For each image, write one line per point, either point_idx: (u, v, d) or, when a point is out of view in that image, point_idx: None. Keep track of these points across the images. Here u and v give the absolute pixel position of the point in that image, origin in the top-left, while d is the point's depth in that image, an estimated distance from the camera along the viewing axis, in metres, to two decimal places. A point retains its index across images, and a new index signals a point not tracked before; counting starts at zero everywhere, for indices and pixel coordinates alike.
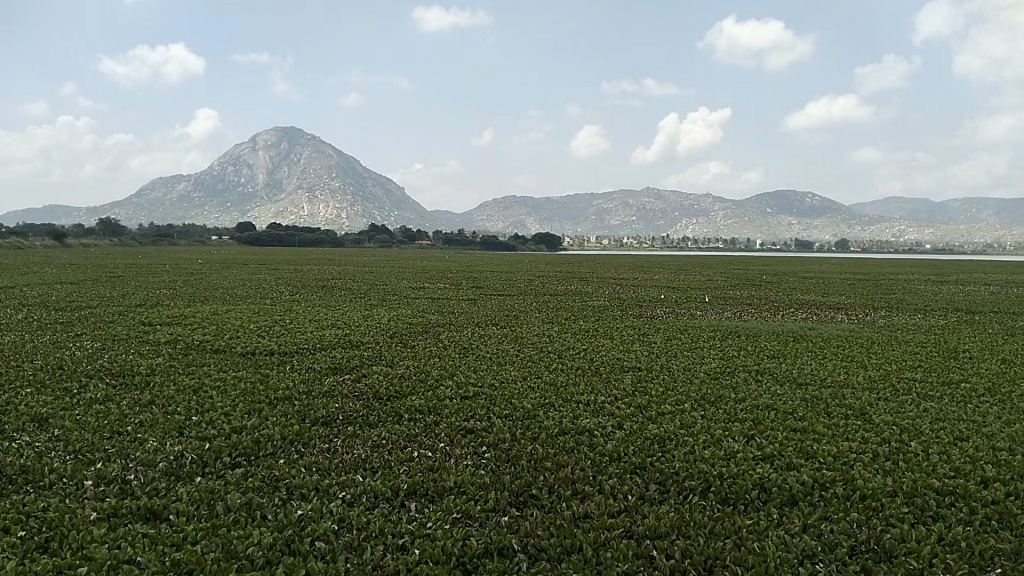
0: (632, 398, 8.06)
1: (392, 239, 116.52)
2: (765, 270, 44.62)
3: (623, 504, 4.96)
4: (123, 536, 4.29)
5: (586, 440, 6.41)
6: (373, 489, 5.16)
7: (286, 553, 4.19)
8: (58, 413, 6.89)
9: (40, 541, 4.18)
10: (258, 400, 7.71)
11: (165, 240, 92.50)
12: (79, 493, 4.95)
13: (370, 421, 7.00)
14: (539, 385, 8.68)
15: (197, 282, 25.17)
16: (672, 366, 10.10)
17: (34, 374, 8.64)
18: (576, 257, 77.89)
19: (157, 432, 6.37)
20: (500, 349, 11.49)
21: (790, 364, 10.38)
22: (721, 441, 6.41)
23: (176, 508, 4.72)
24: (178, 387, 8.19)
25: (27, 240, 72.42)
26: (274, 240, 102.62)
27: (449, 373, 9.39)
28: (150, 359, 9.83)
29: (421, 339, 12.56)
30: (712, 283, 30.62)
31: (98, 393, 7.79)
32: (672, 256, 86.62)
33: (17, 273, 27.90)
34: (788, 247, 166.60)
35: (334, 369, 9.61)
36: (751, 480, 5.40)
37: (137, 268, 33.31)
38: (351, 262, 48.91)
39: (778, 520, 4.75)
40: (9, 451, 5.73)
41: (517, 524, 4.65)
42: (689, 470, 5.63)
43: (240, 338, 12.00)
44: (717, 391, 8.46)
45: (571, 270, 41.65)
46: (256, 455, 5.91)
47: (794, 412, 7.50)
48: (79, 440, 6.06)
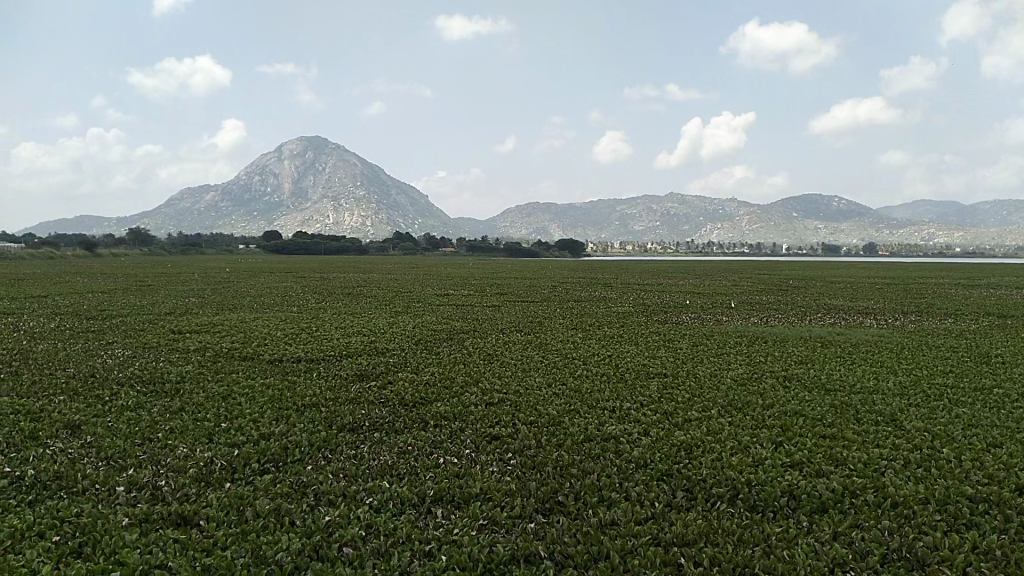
0: (658, 405, 8.00)
1: (416, 247, 116.93)
2: (791, 275, 44.21)
3: (650, 511, 4.93)
4: (155, 541, 4.34)
5: (612, 447, 6.38)
6: (399, 495, 5.18)
7: (315, 558, 4.21)
8: (90, 420, 6.99)
9: (74, 546, 4.24)
10: (286, 406, 7.78)
11: (192, 249, 93.56)
12: (112, 499, 5.02)
13: (396, 427, 7.04)
14: (564, 392, 8.65)
15: (224, 291, 25.50)
16: (698, 372, 10.03)
17: (67, 381, 8.78)
18: (601, 262, 77.71)
19: (187, 439, 6.44)
20: (524, 355, 11.49)
21: (819, 370, 10.25)
22: (749, 448, 6.36)
23: (206, 514, 4.77)
24: (206, 395, 8.28)
25: (59, 249, 74.04)
26: (300, 247, 103.84)
27: (474, 379, 9.40)
28: (179, 366, 9.96)
29: (446, 345, 12.62)
30: (739, 288, 30.32)
31: (130, 399, 7.91)
32: (694, 262, 86.27)
33: (51, 282, 28.53)
34: (814, 252, 164.70)
35: (360, 376, 9.65)
36: (781, 488, 5.33)
37: (165, 277, 33.72)
38: (376, 270, 49.18)
39: (809, 527, 4.70)
40: (42, 458, 5.82)
41: (543, 531, 4.64)
42: (716, 477, 5.58)
43: (267, 345, 12.13)
44: (744, 397, 8.39)
45: (595, 276, 41.47)
46: (284, 461, 5.96)
47: (822, 418, 7.42)
48: (111, 447, 6.15)
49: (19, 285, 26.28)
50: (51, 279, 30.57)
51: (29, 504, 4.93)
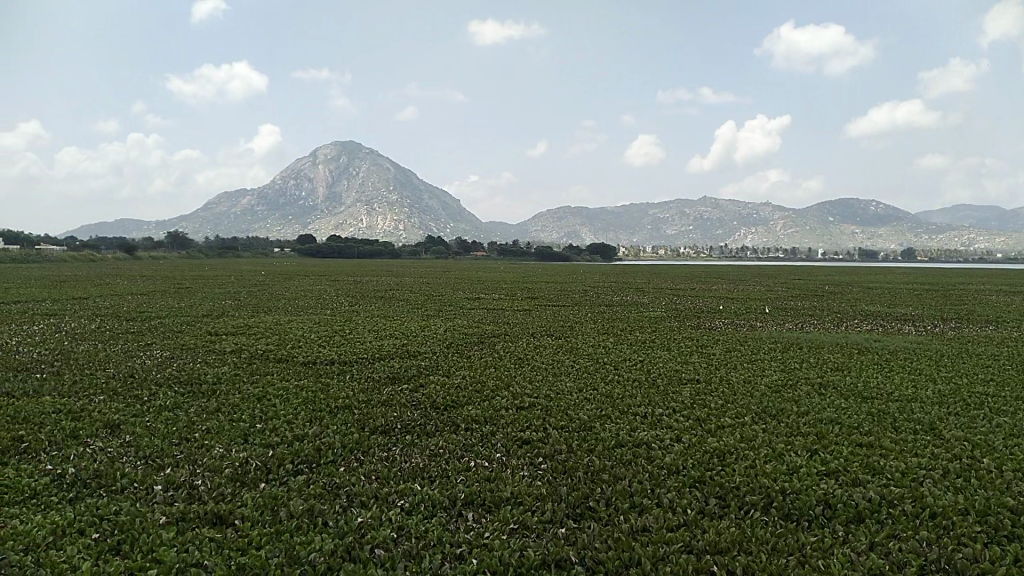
0: (691, 411, 7.93)
1: (448, 251, 117.66)
2: (827, 279, 43.53)
3: (683, 518, 4.89)
4: (191, 540, 4.41)
5: (644, 453, 6.34)
6: (431, 498, 5.20)
7: (347, 559, 4.24)
8: (129, 420, 7.12)
9: (113, 543, 4.33)
10: (320, 408, 7.86)
11: (229, 252, 95.18)
12: (149, 498, 5.11)
13: (427, 430, 7.07)
14: (595, 397, 8.61)
15: (260, 293, 25.87)
16: (732, 379, 9.91)
17: (108, 381, 8.98)
18: (633, 267, 77.22)
19: (223, 439, 6.54)
20: (555, 360, 11.46)
21: (855, 377, 10.07)
22: (784, 455, 6.28)
23: (241, 514, 4.83)
24: (242, 396, 8.39)
25: (101, 252, 75.96)
26: (334, 251, 105.14)
27: (505, 383, 9.40)
28: (216, 368, 10.13)
29: (477, 349, 12.62)
30: (774, 293, 29.94)
31: (167, 400, 8.05)
32: (728, 267, 85.46)
33: (93, 283, 29.24)
34: (850, 257, 162.22)
35: (392, 378, 9.72)
36: (816, 496, 5.25)
37: (202, 279, 34.32)
38: (407, 273, 49.52)
39: (844, 537, 4.62)
40: (83, 456, 5.94)
41: (574, 536, 4.62)
42: (750, 484, 5.51)
43: (302, 347, 12.28)
44: (779, 404, 8.28)
45: (626, 280, 41.28)
46: (318, 462, 6.03)
47: (859, 426, 7.29)
48: (149, 446, 6.27)
49: (63, 286, 26.92)
50: (93, 280, 31.32)
51: (70, 501, 5.04)
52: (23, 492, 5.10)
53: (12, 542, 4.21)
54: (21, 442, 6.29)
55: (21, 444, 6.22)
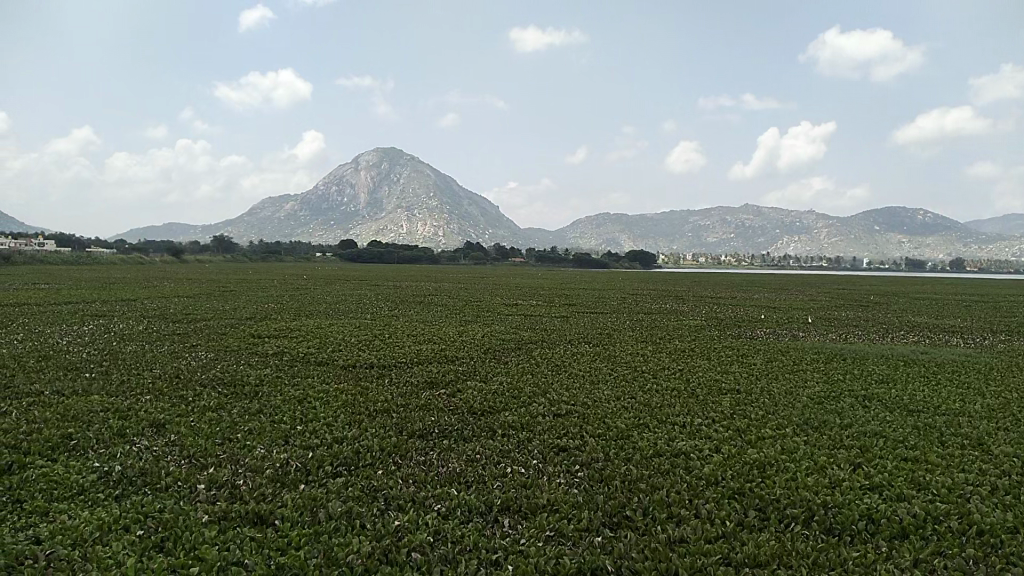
0: (730, 422, 7.82)
1: (486, 257, 118.18)
2: (874, 289, 42.57)
3: (721, 529, 4.83)
4: (232, 539, 4.48)
5: (682, 463, 6.27)
6: (467, 503, 5.21)
7: (384, 562, 4.27)
8: (174, 420, 7.28)
9: (157, 540, 4.42)
10: (359, 412, 7.93)
11: (270, 256, 96.91)
12: (192, 496, 5.22)
13: (464, 435, 7.09)
14: (633, 406, 8.54)
15: (301, 297, 26.23)
16: (773, 390, 9.72)
17: (154, 381, 9.20)
18: (673, 276, 76.52)
19: (264, 440, 6.65)
20: (593, 367, 11.43)
21: (900, 390, 9.84)
22: (826, 468, 6.16)
23: (281, 514, 4.90)
24: (283, 398, 8.52)
25: (148, 254, 77.82)
26: (374, 256, 106.33)
27: (542, 390, 9.39)
28: (259, 370, 10.30)
29: (514, 355, 12.62)
30: (818, 303, 29.44)
31: (211, 401, 8.21)
32: (769, 275, 84.27)
33: (142, 286, 29.98)
34: (896, 267, 158.82)
35: (430, 383, 9.77)
36: (858, 510, 5.14)
37: (245, 283, 35.03)
38: (445, 278, 49.76)
39: (888, 553, 4.52)
40: (129, 454, 6.09)
41: (610, 544, 4.59)
42: (791, 497, 5.42)
43: (342, 351, 12.42)
44: (821, 416, 8.12)
45: (666, 288, 40.89)
46: (356, 465, 6.08)
47: (904, 440, 7.12)
48: (193, 446, 6.40)
49: (112, 288, 27.74)
50: (142, 283, 32.17)
51: (116, 498, 5.16)
52: (72, 488, 5.24)
53: (61, 537, 4.33)
54: (71, 439, 6.46)
55: (71, 441, 6.39)
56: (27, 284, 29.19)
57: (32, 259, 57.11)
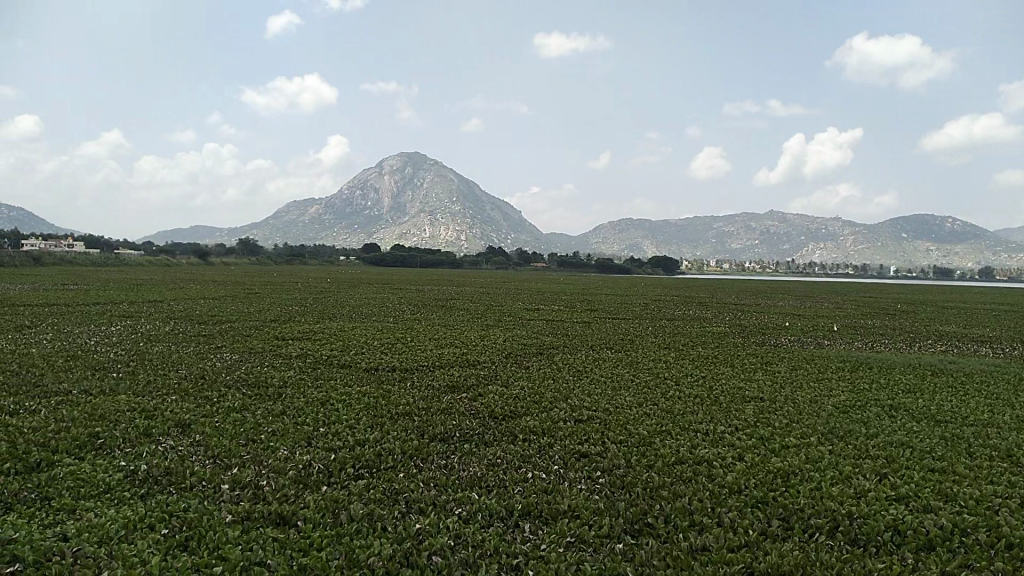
0: (754, 430, 7.75)
1: (509, 262, 118.35)
2: (902, 298, 41.96)
3: (743, 538, 4.78)
4: (255, 539, 4.52)
5: (704, 470, 6.23)
6: (488, 508, 5.21)
7: (405, 565, 4.28)
8: (199, 420, 7.36)
9: (181, 539, 4.46)
10: (381, 414, 7.97)
11: (294, 259, 97.88)
12: (217, 496, 5.27)
13: (485, 439, 7.09)
14: (656, 413, 8.49)
15: (325, 299, 26.41)
16: (797, 398, 9.62)
17: (180, 382, 9.32)
18: (696, 281, 76.07)
19: (287, 442, 6.69)
20: (614, 373, 11.39)
21: (928, 400, 9.69)
22: (851, 478, 6.08)
23: (303, 515, 4.93)
24: (306, 400, 8.59)
25: (174, 257, 78.77)
26: (397, 260, 106.91)
27: (564, 395, 9.37)
28: (282, 372, 10.39)
29: (535, 360, 12.62)
30: (844, 311, 29.11)
31: (235, 402, 8.28)
32: (793, 282, 83.53)
33: (168, 287, 30.42)
34: (924, 275, 156.67)
35: (452, 387, 9.79)
36: (884, 522, 5.06)
37: (271, 285, 35.37)
38: (467, 283, 49.88)
39: (914, 565, 4.45)
40: (154, 454, 6.16)
41: (632, 551, 4.57)
42: (816, 507, 5.35)
43: (365, 354, 12.50)
44: (846, 426, 8.02)
45: (689, 294, 40.66)
46: (378, 467, 6.11)
47: (931, 451, 7.01)
48: (217, 446, 6.46)
49: (140, 289, 28.18)
50: (169, 285, 32.59)
51: (142, 497, 5.23)
52: (99, 486, 5.31)
53: (87, 535, 4.39)
54: (98, 438, 6.55)
55: (98, 440, 6.48)
56: (57, 284, 29.68)
57: (62, 260, 58.03)
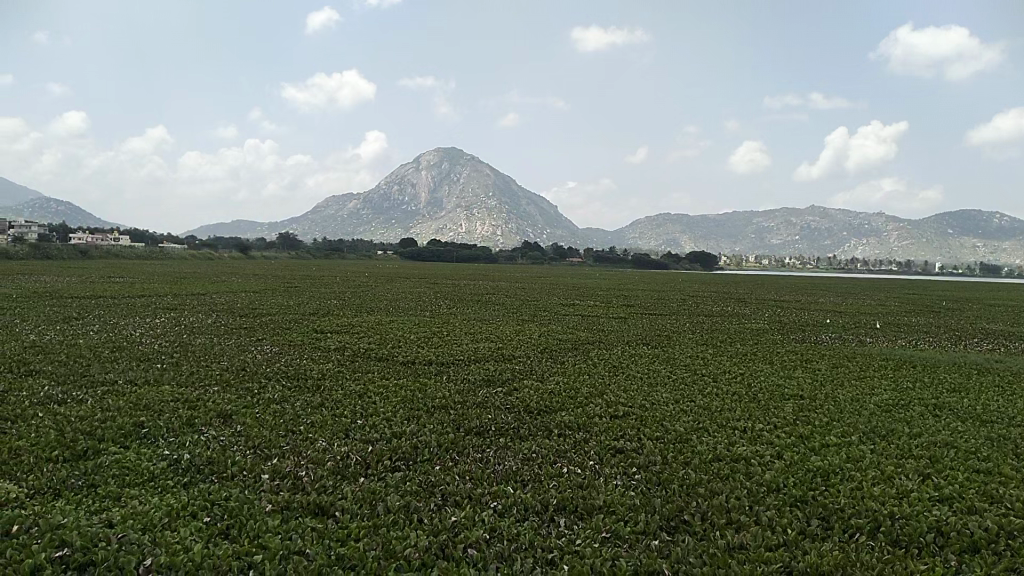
0: (794, 428, 7.65)
1: (545, 257, 118.16)
2: (948, 295, 40.94)
3: (782, 537, 4.72)
4: (294, 528, 4.59)
5: (742, 468, 6.17)
6: (523, 502, 5.23)
7: (440, 557, 4.31)
8: (240, 411, 7.50)
9: (223, 527, 4.56)
10: (418, 407, 8.03)
11: (332, 253, 99.04)
12: (257, 486, 5.36)
13: (521, 433, 7.11)
14: (693, 409, 8.43)
15: (363, 293, 26.66)
16: (839, 396, 9.46)
17: (222, 373, 9.48)
18: (736, 278, 75.13)
19: (326, 433, 6.78)
20: (651, 369, 11.32)
21: (974, 399, 9.46)
22: (893, 478, 5.97)
23: (341, 506, 4.99)
24: (344, 392, 8.69)
25: (215, 251, 80.14)
26: (434, 255, 107.57)
27: (599, 391, 9.35)
28: (321, 364, 10.53)
29: (571, 355, 12.60)
30: (887, 308, 28.54)
31: (276, 393, 8.41)
32: (833, 278, 82.13)
33: (210, 281, 30.99)
34: (970, 272, 152.83)
35: (487, 381, 9.83)
36: (927, 523, 4.96)
37: (310, 279, 35.75)
38: (504, 278, 49.87)
39: (957, 567, 4.36)
40: (197, 444, 6.29)
41: (667, 549, 4.54)
42: (857, 507, 5.27)
43: (402, 347, 12.60)
44: (888, 425, 7.88)
45: (728, 290, 40.22)
46: (414, 460, 6.16)
47: (977, 452, 6.85)
48: (258, 437, 6.57)
49: (183, 282, 28.77)
50: (211, 279, 33.23)
51: (184, 485, 5.34)
52: (144, 474, 5.44)
53: (132, 521, 4.50)
54: (143, 428, 6.71)
55: (142, 430, 6.63)
56: (103, 278, 30.40)
57: (108, 253, 59.39)
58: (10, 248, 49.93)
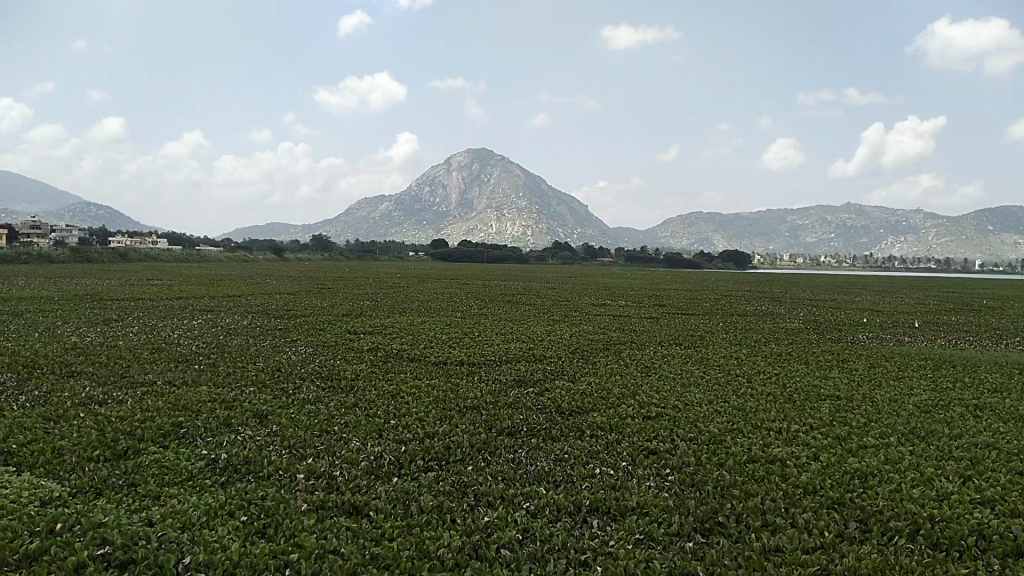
0: (830, 429, 7.53)
1: (575, 257, 118.03)
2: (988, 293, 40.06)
3: (819, 540, 4.66)
4: (329, 527, 4.64)
5: (778, 470, 6.09)
6: (556, 503, 5.22)
7: (473, 557, 4.33)
8: (276, 411, 7.60)
9: (260, 526, 4.62)
10: (449, 408, 8.06)
11: (365, 255, 99.77)
12: (293, 485, 5.43)
13: (553, 434, 7.10)
14: (726, 410, 8.35)
15: (395, 294, 26.82)
16: (876, 397, 9.30)
17: (257, 374, 9.61)
18: (769, 276, 74.10)
19: (360, 433, 6.84)
20: (683, 370, 11.24)
21: (1017, 400, 9.24)
22: (933, 480, 5.85)
23: (375, 506, 5.03)
24: (377, 392, 8.75)
25: (250, 253, 81.22)
26: (465, 256, 107.90)
27: (631, 391, 9.30)
28: (354, 365, 10.62)
29: (603, 356, 12.57)
30: (926, 307, 27.98)
31: (310, 394, 8.51)
32: (868, 276, 80.74)
33: (245, 282, 31.36)
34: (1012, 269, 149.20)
35: (519, 382, 9.82)
36: (968, 526, 4.85)
37: (343, 280, 36.07)
38: (534, 278, 49.81)
39: (1000, 572, 4.26)
40: (234, 443, 6.39)
41: (702, 551, 4.51)
42: (894, 509, 5.17)
43: (433, 347, 12.67)
44: (928, 426, 7.73)
45: (761, 289, 39.83)
46: (447, 460, 6.18)
47: (1021, 453, 6.69)
48: (293, 437, 6.65)
49: (218, 285, 29.18)
50: (246, 280, 33.67)
51: (222, 484, 5.43)
52: (182, 474, 5.54)
53: (171, 520, 4.58)
54: (181, 427, 6.83)
55: (181, 430, 6.76)
56: (141, 280, 30.94)
57: (146, 256, 60.49)
58: (52, 251, 51.12)
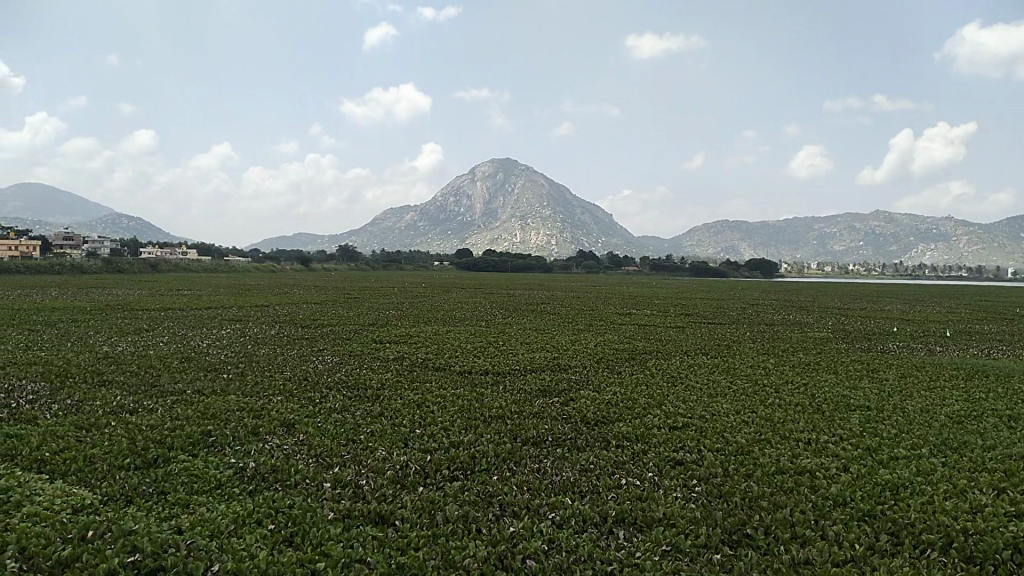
0: (860, 440, 7.42)
1: (600, 266, 117.71)
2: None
3: (849, 552, 4.59)
4: (355, 536, 4.65)
5: (807, 481, 6.01)
6: (582, 513, 5.20)
7: (499, 568, 4.32)
8: (302, 420, 7.66)
9: (287, 535, 4.65)
10: (475, 417, 8.06)
11: (391, 265, 100.29)
12: (319, 494, 5.46)
13: (578, 444, 7.07)
14: (753, 420, 8.26)
15: (421, 304, 26.93)
16: (907, 407, 9.15)
17: (285, 383, 9.69)
18: (796, 284, 73.20)
19: (385, 442, 6.87)
20: (710, 380, 11.13)
21: None
22: (966, 492, 5.73)
23: (401, 515, 5.05)
24: (403, 402, 8.78)
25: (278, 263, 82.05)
26: (490, 265, 108.13)
27: (657, 401, 9.23)
28: (380, 374, 10.66)
29: (628, 365, 12.50)
30: (958, 316, 27.46)
31: (336, 403, 8.56)
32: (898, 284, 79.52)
33: (273, 292, 31.65)
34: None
35: (544, 391, 9.79)
36: (1003, 539, 4.74)
37: (370, 290, 36.21)
38: (559, 287, 49.71)
39: None
40: (262, 452, 6.45)
41: (730, 563, 4.46)
42: (927, 522, 5.08)
43: (458, 357, 12.67)
44: (961, 437, 7.58)
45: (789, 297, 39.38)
46: (471, 470, 6.17)
47: None
48: (319, 446, 6.69)
49: (247, 294, 29.49)
50: (274, 290, 33.98)
51: (250, 493, 5.48)
52: (211, 482, 5.60)
53: (199, 528, 4.63)
54: (210, 436, 6.90)
55: (210, 438, 6.83)
56: (172, 291, 31.36)
57: (176, 267, 61.33)
58: (86, 262, 51.99)
